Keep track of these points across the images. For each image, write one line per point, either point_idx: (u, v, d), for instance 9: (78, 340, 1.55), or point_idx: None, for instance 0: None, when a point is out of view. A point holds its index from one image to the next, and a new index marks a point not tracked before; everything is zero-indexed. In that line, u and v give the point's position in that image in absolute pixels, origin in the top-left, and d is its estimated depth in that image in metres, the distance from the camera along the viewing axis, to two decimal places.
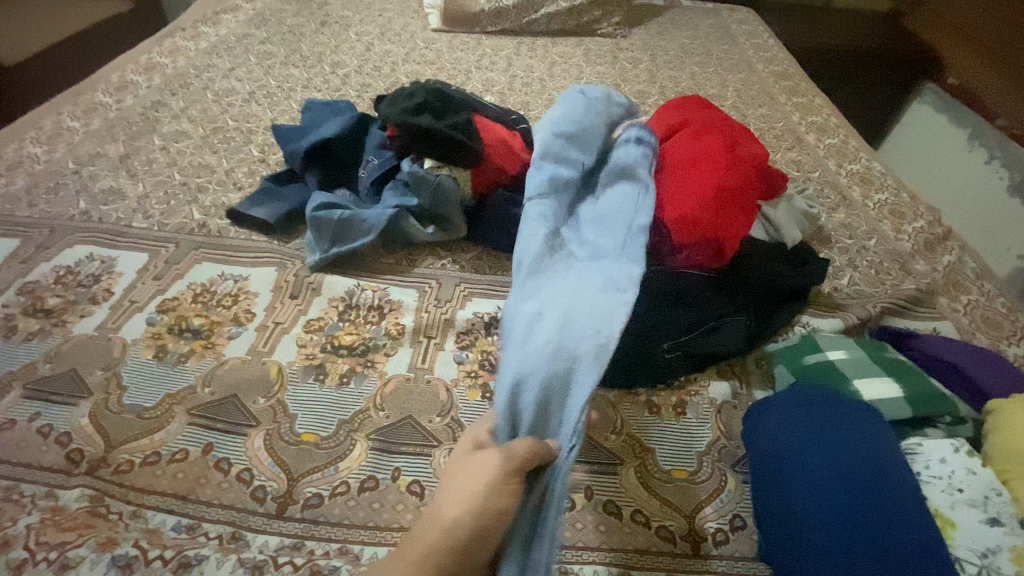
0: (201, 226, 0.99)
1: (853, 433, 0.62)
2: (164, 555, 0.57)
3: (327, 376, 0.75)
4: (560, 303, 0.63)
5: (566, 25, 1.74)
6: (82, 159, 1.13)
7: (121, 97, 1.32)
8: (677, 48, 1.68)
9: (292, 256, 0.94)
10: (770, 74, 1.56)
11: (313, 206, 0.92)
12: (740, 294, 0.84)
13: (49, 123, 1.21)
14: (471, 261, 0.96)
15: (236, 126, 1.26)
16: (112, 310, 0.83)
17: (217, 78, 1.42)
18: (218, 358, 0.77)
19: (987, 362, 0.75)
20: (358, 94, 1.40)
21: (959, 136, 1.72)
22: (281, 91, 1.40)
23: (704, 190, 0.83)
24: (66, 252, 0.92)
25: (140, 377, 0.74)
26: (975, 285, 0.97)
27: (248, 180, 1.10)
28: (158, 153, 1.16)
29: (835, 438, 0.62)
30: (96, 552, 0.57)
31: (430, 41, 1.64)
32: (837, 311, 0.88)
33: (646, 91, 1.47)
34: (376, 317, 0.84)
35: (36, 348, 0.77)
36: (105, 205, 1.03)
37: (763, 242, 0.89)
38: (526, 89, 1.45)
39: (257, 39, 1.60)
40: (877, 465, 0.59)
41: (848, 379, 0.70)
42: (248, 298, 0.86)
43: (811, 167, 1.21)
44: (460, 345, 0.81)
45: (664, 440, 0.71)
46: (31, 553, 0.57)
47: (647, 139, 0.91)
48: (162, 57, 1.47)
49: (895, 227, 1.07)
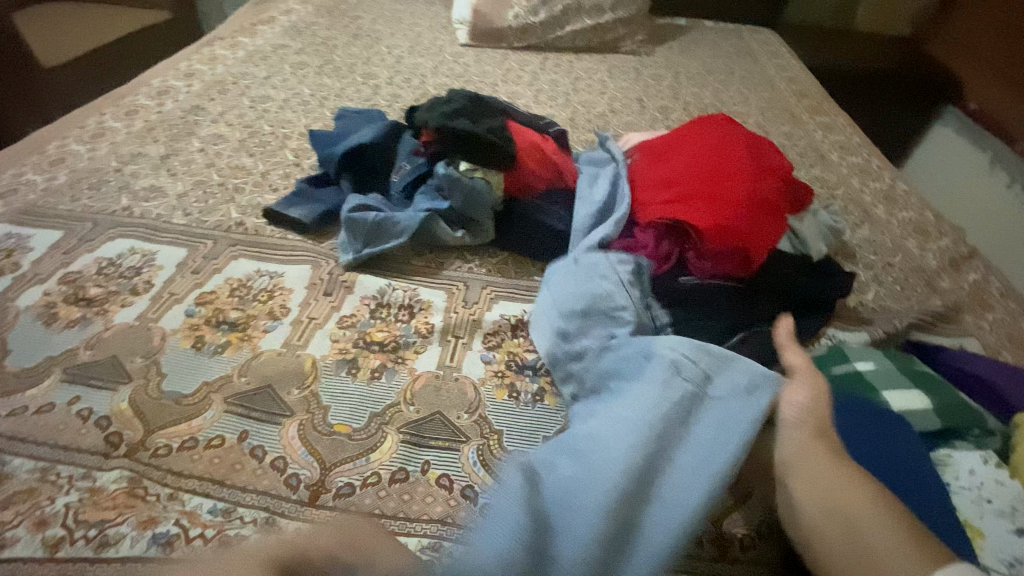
0: (238, 224, 1.02)
1: (883, 438, 0.62)
2: (204, 534, 0.59)
3: (359, 370, 0.77)
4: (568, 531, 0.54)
5: (590, 42, 1.78)
6: (124, 158, 1.17)
7: (162, 100, 1.37)
8: (700, 67, 1.71)
9: (325, 255, 0.96)
10: (792, 93, 1.58)
11: (348, 208, 0.95)
12: (768, 302, 0.85)
13: (93, 123, 1.26)
14: (498, 265, 0.97)
15: (271, 130, 1.31)
16: (152, 301, 0.86)
17: (253, 85, 1.47)
18: (254, 350, 0.79)
19: (1016, 377, 0.75)
20: (388, 103, 1.44)
21: (981, 161, 1.73)
22: (315, 99, 1.44)
23: (734, 201, 0.86)
24: (108, 245, 0.96)
25: (178, 365, 0.76)
26: (1001, 303, 0.96)
27: (283, 182, 1.14)
28: (196, 154, 1.20)
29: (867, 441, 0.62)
30: (137, 530, 0.58)
31: (458, 55, 1.69)
32: (863, 325, 0.89)
33: (670, 107, 1.50)
34: (406, 316, 0.86)
35: (78, 334, 0.80)
36: (146, 202, 1.06)
37: (789, 254, 0.90)
38: (552, 103, 1.49)
39: (292, 50, 1.66)
40: (907, 467, 0.60)
41: (877, 390, 0.70)
42: (283, 294, 0.88)
43: (835, 184, 1.22)
44: (487, 346, 0.82)
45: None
46: (69, 532, 0.58)
47: (681, 170, 0.94)
48: (201, 64, 1.53)
49: (920, 244, 1.07)
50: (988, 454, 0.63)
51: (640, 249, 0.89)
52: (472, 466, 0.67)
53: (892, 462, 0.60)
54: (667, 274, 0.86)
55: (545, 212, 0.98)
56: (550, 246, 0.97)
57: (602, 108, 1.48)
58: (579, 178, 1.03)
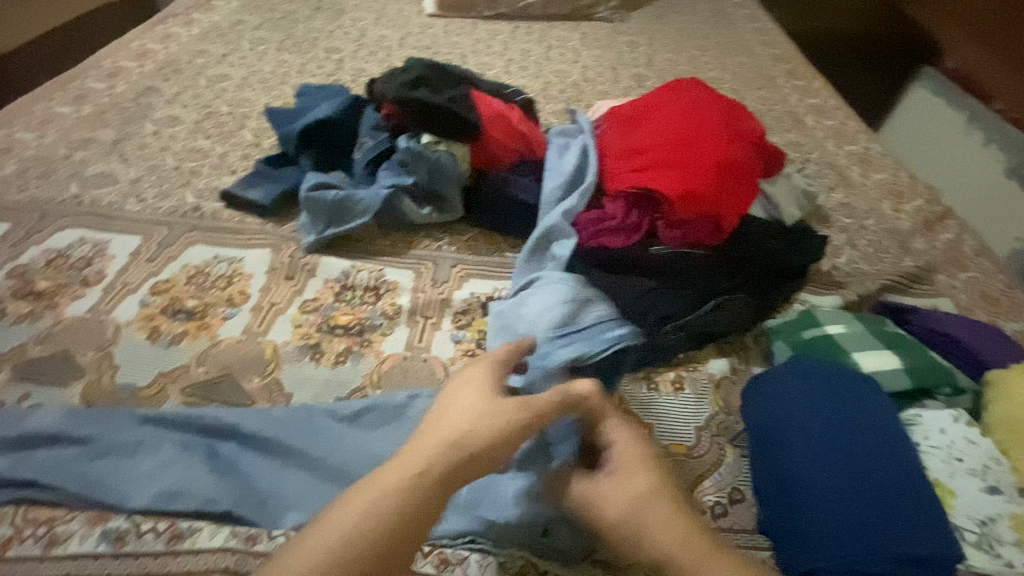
0: (195, 210, 0.97)
1: (864, 409, 0.61)
2: (157, 527, 0.56)
3: (323, 355, 0.75)
4: (291, 454, 0.61)
5: (562, 9, 1.72)
6: (73, 144, 1.11)
7: (112, 82, 1.30)
8: (675, 32, 1.67)
9: (286, 238, 0.93)
10: (768, 57, 1.55)
11: (307, 187, 0.91)
12: (738, 271, 0.84)
13: (40, 109, 1.20)
14: (468, 243, 0.95)
15: (230, 111, 1.25)
16: (104, 292, 0.82)
17: (210, 64, 1.40)
18: (213, 338, 0.76)
19: (987, 334, 0.75)
20: (353, 79, 1.38)
21: (957, 120, 1.67)
22: (275, 76, 1.38)
23: (704, 166, 0.84)
24: (57, 235, 0.91)
25: (133, 356, 0.74)
26: (975, 262, 0.96)
27: (242, 164, 1.09)
28: (150, 137, 1.15)
29: (846, 411, 0.60)
30: (87, 526, 0.55)
31: (426, 27, 1.63)
32: (836, 289, 0.88)
33: (644, 74, 1.46)
34: (373, 297, 0.84)
35: (26, 330, 0.77)
36: (97, 189, 1.01)
37: (762, 220, 0.89)
38: (523, 73, 1.44)
39: (251, 26, 1.59)
40: (889, 440, 0.58)
41: (847, 353, 0.70)
42: (243, 280, 0.85)
43: (810, 148, 1.20)
44: (457, 325, 0.80)
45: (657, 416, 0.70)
46: (17, 530, 0.55)
47: (647, 137, 0.92)
48: (154, 43, 1.46)
49: (895, 206, 1.06)
50: (959, 413, 0.63)
51: (610, 219, 0.87)
52: None
53: (870, 434, 0.58)
54: (637, 244, 0.84)
55: (514, 184, 0.95)
56: (519, 221, 0.94)
57: (574, 77, 1.44)
58: (548, 149, 1.00)
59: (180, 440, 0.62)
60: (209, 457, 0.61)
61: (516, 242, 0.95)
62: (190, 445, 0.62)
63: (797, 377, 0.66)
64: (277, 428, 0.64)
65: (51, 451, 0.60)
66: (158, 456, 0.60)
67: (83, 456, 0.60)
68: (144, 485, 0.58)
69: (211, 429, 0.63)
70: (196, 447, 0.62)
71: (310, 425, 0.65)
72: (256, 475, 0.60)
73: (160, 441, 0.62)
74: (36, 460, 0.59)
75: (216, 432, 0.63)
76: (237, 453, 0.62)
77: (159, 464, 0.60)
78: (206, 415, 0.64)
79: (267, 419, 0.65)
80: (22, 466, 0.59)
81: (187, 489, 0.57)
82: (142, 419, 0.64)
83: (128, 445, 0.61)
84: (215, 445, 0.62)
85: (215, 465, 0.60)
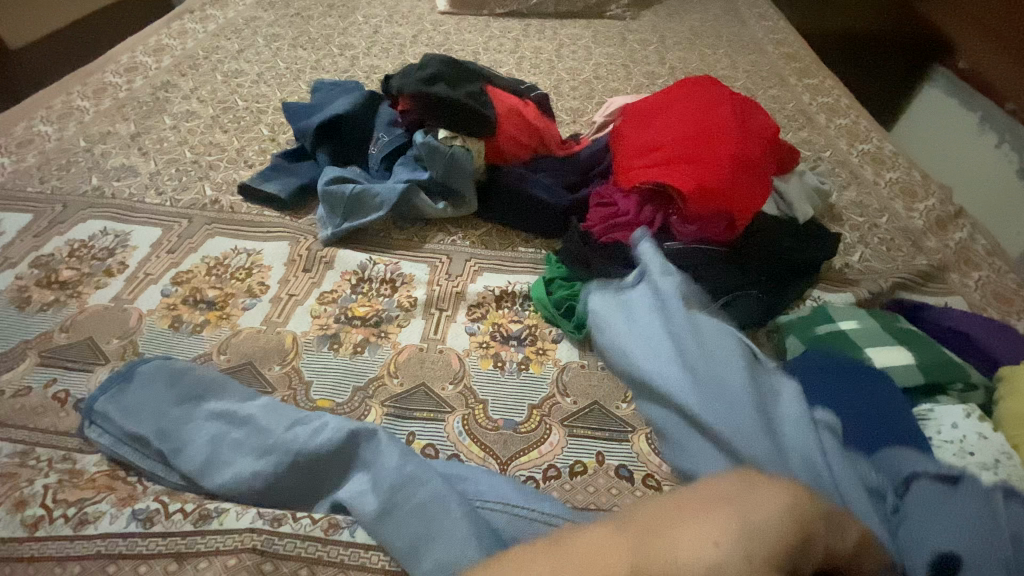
0: (213, 202, 0.99)
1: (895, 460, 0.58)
2: (184, 509, 0.57)
3: (341, 345, 0.76)
4: (354, 468, 0.60)
5: (574, 7, 1.72)
6: (93, 137, 1.13)
7: (130, 77, 1.32)
8: (686, 31, 1.67)
9: (304, 232, 0.94)
10: (779, 56, 1.55)
11: (324, 181, 0.93)
12: (750, 266, 0.84)
13: (60, 103, 1.22)
14: (481, 237, 0.96)
15: (246, 106, 1.26)
16: (127, 282, 0.84)
17: (226, 60, 1.42)
18: (233, 328, 0.78)
19: (1001, 332, 0.75)
20: (366, 75, 1.40)
21: (971, 121, 1.65)
22: (289, 71, 1.39)
23: (719, 162, 0.85)
24: (79, 226, 0.93)
25: (158, 343, 0.75)
26: (987, 262, 0.96)
27: (258, 158, 1.10)
28: (168, 132, 1.16)
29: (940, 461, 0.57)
30: (117, 507, 0.57)
31: (439, 24, 1.64)
32: (848, 286, 0.89)
33: (655, 72, 1.46)
34: (388, 290, 0.85)
35: (52, 317, 0.78)
36: (118, 181, 1.03)
37: (774, 217, 0.90)
38: (535, 70, 1.45)
39: (265, 22, 1.60)
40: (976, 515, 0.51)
41: (860, 349, 0.71)
42: (262, 271, 0.86)
43: (822, 147, 1.21)
44: (471, 318, 0.81)
45: (600, 386, 0.73)
46: (48, 511, 0.57)
47: (661, 133, 0.92)
48: (170, 39, 1.47)
49: (907, 205, 1.06)
50: (971, 408, 0.63)
51: (622, 216, 0.87)
52: (457, 435, 0.67)
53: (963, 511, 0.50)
54: (650, 240, 0.85)
55: (528, 179, 0.95)
56: (533, 216, 0.94)
57: (586, 74, 1.44)
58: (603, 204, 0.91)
59: (239, 440, 0.61)
60: (391, 488, 0.56)
61: (528, 237, 0.96)
62: (244, 456, 0.60)
63: (797, 455, 0.57)
64: (365, 451, 0.60)
65: (126, 449, 0.62)
66: (223, 461, 0.60)
67: (265, 461, 0.59)
68: (212, 483, 0.59)
69: (266, 433, 0.61)
70: (251, 456, 0.60)
71: (373, 442, 0.61)
72: (325, 484, 0.59)
73: (345, 452, 0.60)
74: (226, 450, 0.61)
75: (266, 435, 0.61)
76: (287, 461, 0.59)
77: (215, 475, 0.59)
78: (286, 416, 0.63)
79: (312, 427, 0.61)
80: (213, 463, 0.60)
81: (256, 497, 0.58)
82: (324, 427, 0.61)
83: (311, 439, 0.60)
84: (258, 458, 0.59)
85: (381, 486, 0.56)
